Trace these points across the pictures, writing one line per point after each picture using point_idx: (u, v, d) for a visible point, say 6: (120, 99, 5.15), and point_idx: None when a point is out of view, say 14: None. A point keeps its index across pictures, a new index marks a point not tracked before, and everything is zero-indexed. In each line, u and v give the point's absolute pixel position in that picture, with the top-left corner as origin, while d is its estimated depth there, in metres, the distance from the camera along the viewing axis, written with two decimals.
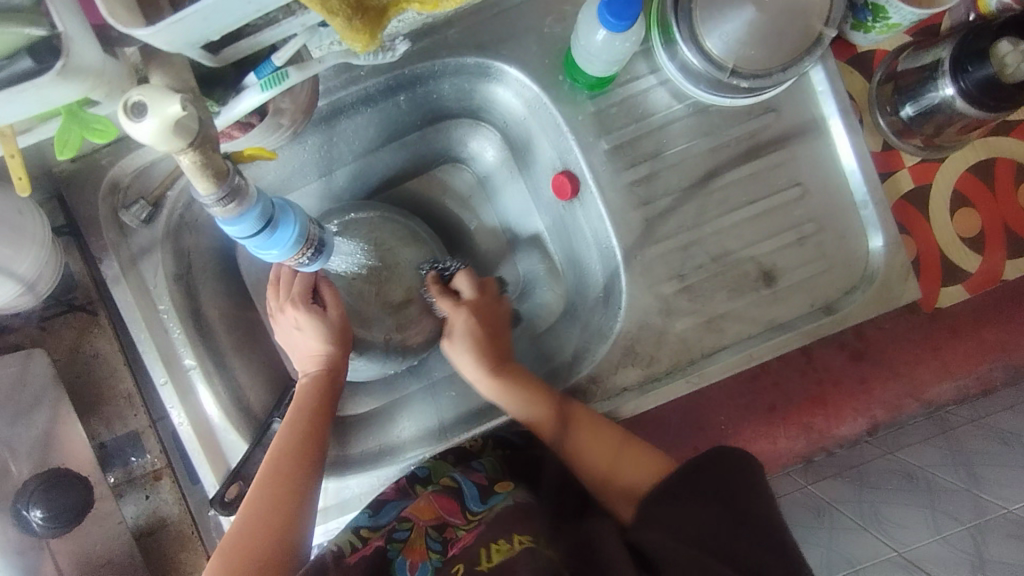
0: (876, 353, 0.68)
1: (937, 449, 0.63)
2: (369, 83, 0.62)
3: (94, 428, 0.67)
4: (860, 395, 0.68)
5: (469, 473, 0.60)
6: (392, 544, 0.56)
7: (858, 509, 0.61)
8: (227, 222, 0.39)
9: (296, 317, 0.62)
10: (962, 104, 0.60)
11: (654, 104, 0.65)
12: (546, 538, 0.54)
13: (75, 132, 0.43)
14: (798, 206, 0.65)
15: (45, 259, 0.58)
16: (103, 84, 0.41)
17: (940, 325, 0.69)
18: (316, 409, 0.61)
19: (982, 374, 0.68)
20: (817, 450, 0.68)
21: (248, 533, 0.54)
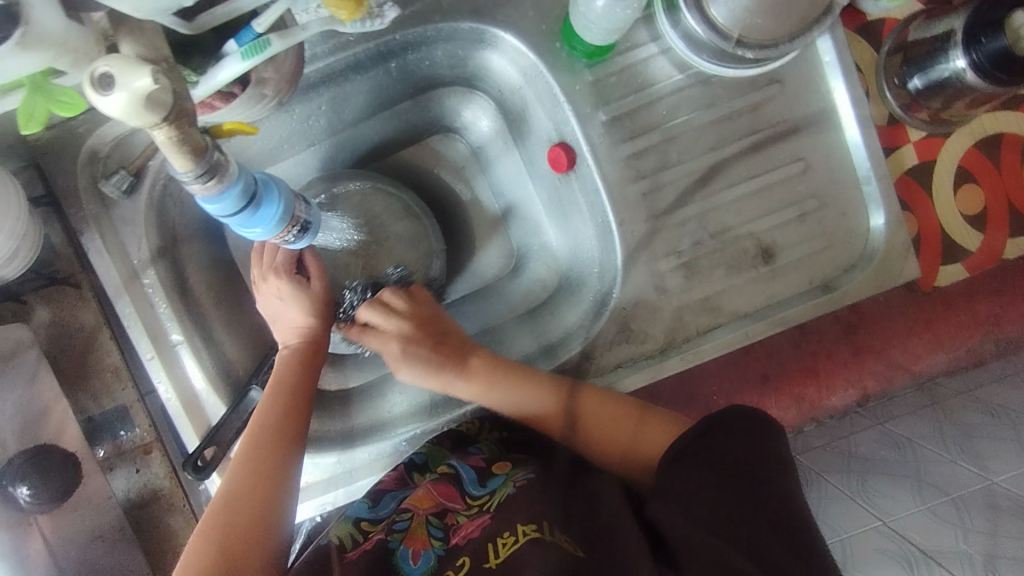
0: (869, 325, 0.68)
1: (926, 421, 0.64)
2: (358, 49, 0.59)
3: (82, 402, 0.66)
4: (852, 365, 0.67)
5: (467, 459, 0.60)
6: (394, 535, 0.54)
7: (845, 479, 0.63)
8: (207, 200, 0.37)
9: (279, 287, 0.62)
10: (972, 78, 0.58)
11: (655, 74, 0.62)
12: (554, 524, 0.52)
13: (41, 105, 0.40)
14: (800, 181, 0.64)
15: (23, 230, 0.57)
16: (69, 53, 0.39)
17: (933, 299, 0.67)
18: (297, 381, 0.60)
19: (974, 348, 0.67)
20: (808, 420, 0.68)
21: (231, 504, 0.53)
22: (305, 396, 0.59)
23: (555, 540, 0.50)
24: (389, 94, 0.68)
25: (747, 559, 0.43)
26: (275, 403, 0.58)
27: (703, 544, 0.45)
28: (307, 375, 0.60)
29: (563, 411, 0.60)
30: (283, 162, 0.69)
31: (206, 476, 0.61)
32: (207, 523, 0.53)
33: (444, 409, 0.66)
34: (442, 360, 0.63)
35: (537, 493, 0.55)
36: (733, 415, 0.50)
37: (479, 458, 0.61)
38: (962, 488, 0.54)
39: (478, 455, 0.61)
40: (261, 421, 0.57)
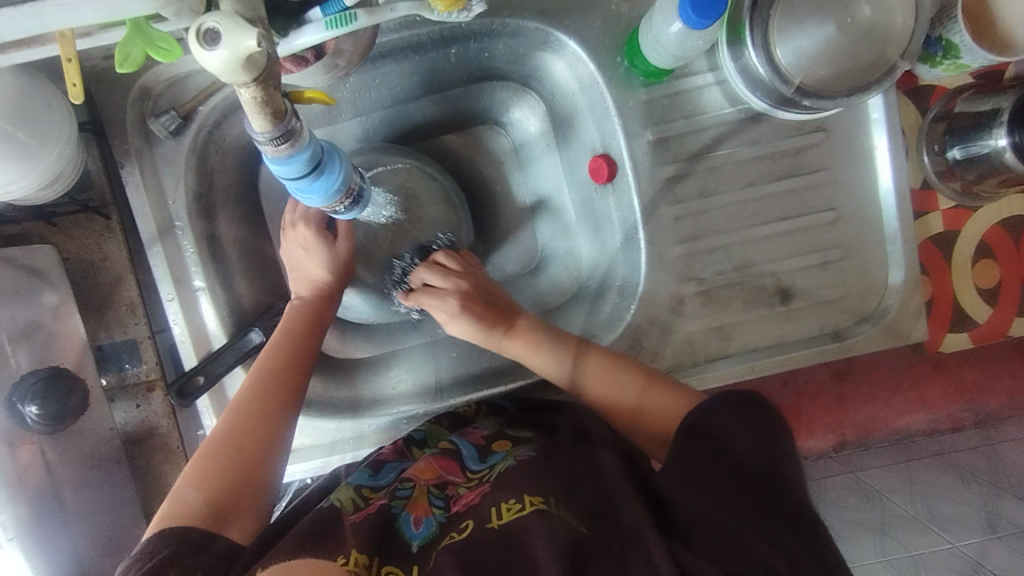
0: (858, 373, 0.69)
1: (894, 475, 0.73)
2: (424, 30, 0.60)
3: (94, 330, 0.67)
4: (835, 411, 0.69)
5: (468, 436, 0.61)
6: (396, 501, 0.55)
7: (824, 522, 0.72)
8: (276, 162, 0.38)
9: (305, 235, 0.62)
10: (1011, 158, 0.60)
11: (707, 103, 0.63)
12: (561, 499, 0.51)
13: (138, 46, 0.43)
14: (829, 230, 0.65)
15: (70, 153, 0.57)
16: (173, 4, 0.41)
17: (925, 359, 0.69)
18: (306, 329, 0.61)
19: (955, 413, 0.69)
20: None
21: (230, 437, 0.54)
22: (312, 346, 0.60)
23: (561, 512, 0.50)
24: (444, 78, 0.69)
25: (757, 538, 0.45)
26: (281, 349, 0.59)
27: (715, 524, 0.47)
28: (315, 327, 0.61)
29: (570, 368, 0.61)
30: (328, 128, 0.70)
31: (188, 401, 0.63)
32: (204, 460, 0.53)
33: (448, 395, 0.68)
34: (506, 320, 0.64)
35: (537, 470, 0.54)
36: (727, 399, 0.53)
37: (481, 435, 0.61)
38: (923, 546, 0.72)
39: (478, 432, 0.61)
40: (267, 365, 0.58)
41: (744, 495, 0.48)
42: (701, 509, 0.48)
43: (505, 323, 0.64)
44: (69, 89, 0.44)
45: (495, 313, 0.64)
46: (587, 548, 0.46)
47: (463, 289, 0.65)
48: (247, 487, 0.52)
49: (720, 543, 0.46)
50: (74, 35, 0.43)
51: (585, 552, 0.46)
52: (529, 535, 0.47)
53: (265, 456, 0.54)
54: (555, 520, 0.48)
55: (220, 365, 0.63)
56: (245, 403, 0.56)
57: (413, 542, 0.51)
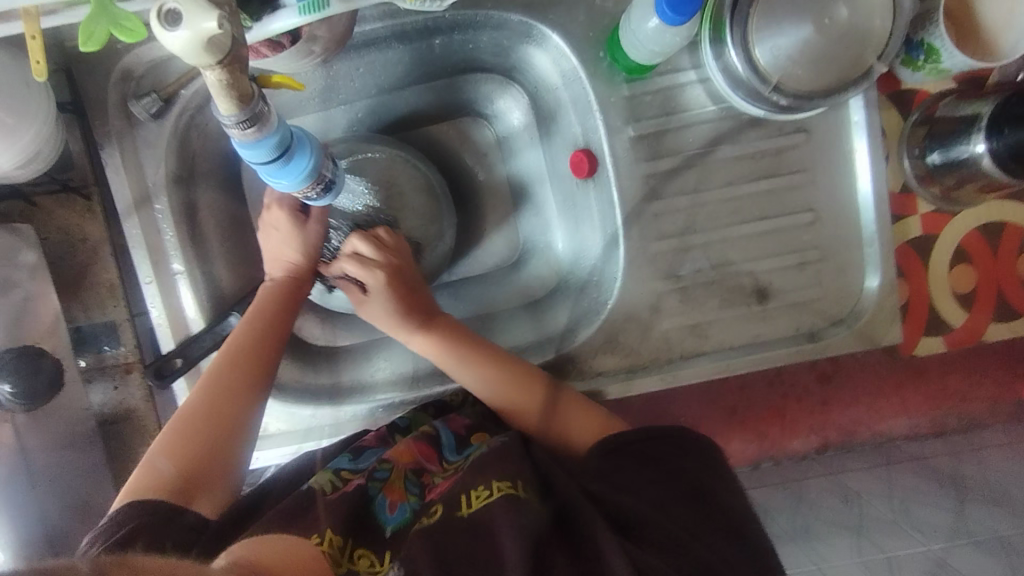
0: (843, 376, 0.69)
1: (877, 478, 0.71)
2: (407, 20, 0.60)
3: (73, 310, 0.67)
4: (818, 413, 0.69)
5: (450, 423, 0.61)
6: (373, 483, 0.56)
7: (793, 522, 0.72)
8: (244, 145, 0.38)
9: (275, 215, 0.62)
10: (988, 164, 0.60)
11: (688, 100, 0.64)
12: (529, 484, 0.52)
13: (103, 25, 0.42)
14: (807, 231, 0.66)
15: (49, 132, 0.57)
16: None
17: (907, 366, 0.69)
18: (277, 307, 0.61)
19: (936, 418, 0.69)
20: (767, 457, 0.69)
21: (202, 411, 0.55)
22: (282, 326, 0.60)
23: (527, 496, 0.50)
24: (428, 68, 0.69)
25: (688, 535, 0.49)
26: (252, 331, 0.59)
27: (657, 521, 0.49)
28: (287, 309, 0.62)
29: (541, 400, 0.61)
30: (312, 115, 0.70)
31: (168, 382, 0.63)
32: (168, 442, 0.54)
33: (424, 383, 0.68)
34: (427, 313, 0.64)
35: (504, 455, 0.54)
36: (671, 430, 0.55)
37: (462, 423, 0.62)
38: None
39: (460, 421, 0.62)
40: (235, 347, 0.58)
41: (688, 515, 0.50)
42: (646, 518, 0.49)
43: (422, 314, 0.63)
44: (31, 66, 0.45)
45: (416, 306, 0.63)
46: (547, 540, 0.47)
47: (388, 269, 0.63)
48: (211, 469, 0.53)
49: (664, 540, 0.48)
50: (38, 13, 0.44)
51: (547, 544, 0.47)
52: (494, 523, 0.48)
53: (230, 440, 0.55)
54: (522, 507, 0.49)
55: (198, 348, 0.63)
56: (213, 384, 0.56)
57: (386, 526, 0.53)
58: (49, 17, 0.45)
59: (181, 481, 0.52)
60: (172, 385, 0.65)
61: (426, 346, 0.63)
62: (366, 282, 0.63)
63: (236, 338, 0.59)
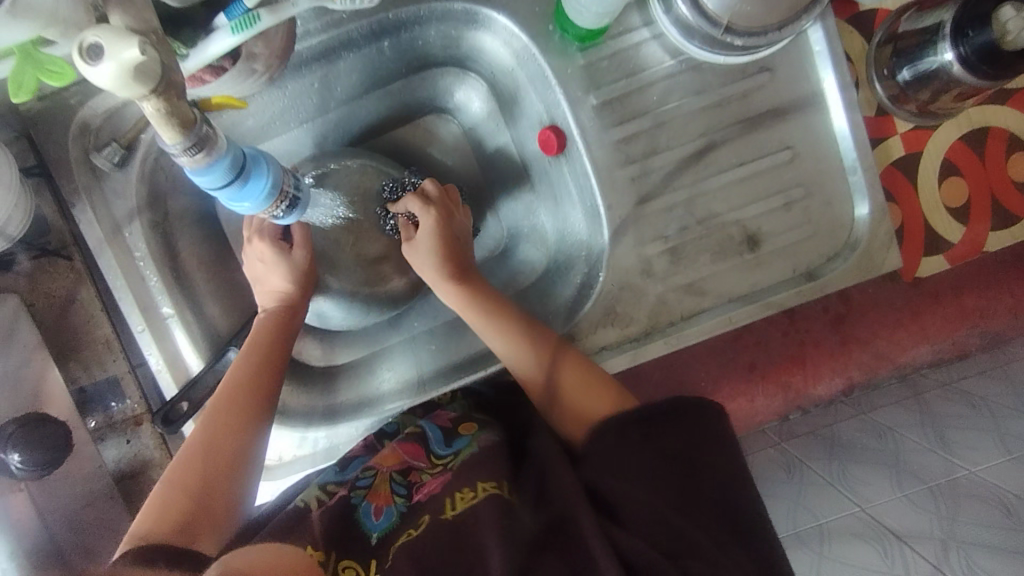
0: (858, 314, 0.68)
1: (909, 412, 0.68)
2: (351, 26, 0.60)
3: (73, 372, 0.67)
4: (838, 355, 0.68)
5: (435, 418, 0.63)
6: (356, 492, 0.57)
7: (827, 467, 0.68)
8: (197, 172, 0.38)
9: (261, 249, 0.63)
10: (959, 71, 0.59)
11: (646, 59, 0.63)
12: (512, 484, 0.56)
13: (31, 74, 0.41)
14: (788, 170, 0.64)
15: (14, 198, 0.57)
16: (58, 23, 0.38)
17: (922, 291, 0.68)
18: (271, 339, 0.61)
19: (959, 340, 0.69)
20: (794, 407, 0.69)
21: (203, 446, 0.55)
22: (278, 356, 0.60)
23: (514, 498, 0.54)
24: (382, 72, 0.68)
25: (685, 524, 0.49)
26: (249, 363, 0.59)
27: (646, 510, 0.50)
28: (281, 338, 0.61)
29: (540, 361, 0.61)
30: (275, 138, 0.69)
31: (174, 429, 0.62)
32: (170, 479, 0.53)
33: (430, 386, 0.67)
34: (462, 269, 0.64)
35: (495, 456, 0.58)
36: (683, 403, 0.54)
37: (447, 417, 0.63)
38: (938, 476, 0.61)
39: (446, 415, 0.63)
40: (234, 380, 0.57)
41: (684, 494, 0.51)
42: (637, 499, 0.51)
43: (457, 267, 0.64)
44: None
45: (457, 262, 0.64)
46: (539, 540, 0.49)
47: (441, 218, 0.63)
48: (213, 505, 0.52)
49: (648, 526, 0.49)
50: None
51: (538, 545, 0.49)
52: (478, 520, 0.52)
53: (232, 477, 0.54)
54: (503, 508, 0.53)
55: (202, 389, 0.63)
56: (212, 419, 0.56)
57: (372, 533, 0.54)
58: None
59: (184, 519, 0.50)
60: (181, 429, 0.65)
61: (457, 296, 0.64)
62: (419, 217, 0.63)
63: (236, 370, 0.58)
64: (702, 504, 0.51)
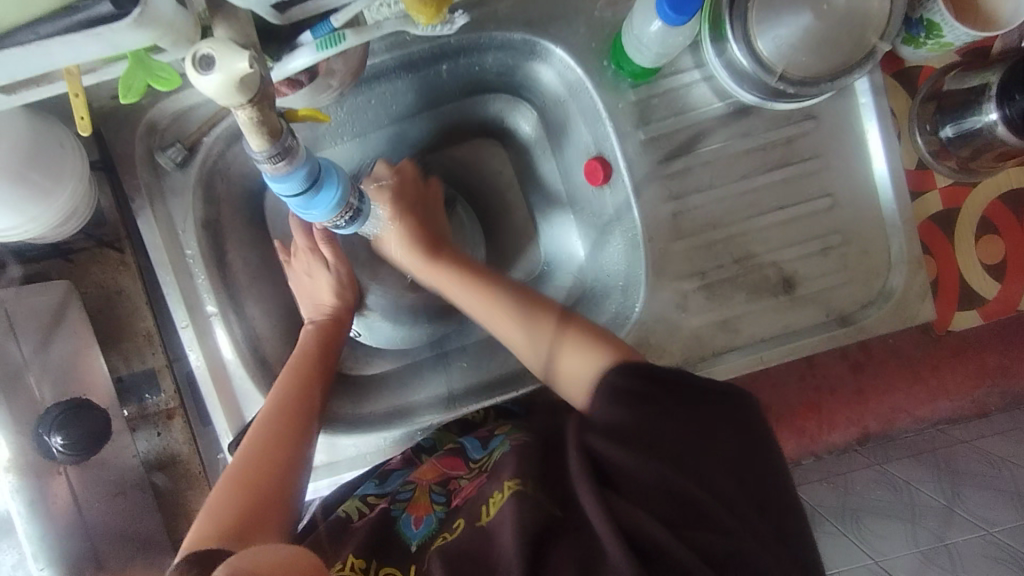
0: (877, 363, 0.67)
1: (926, 467, 0.67)
2: (414, 49, 0.62)
3: (115, 362, 0.69)
4: (855, 404, 0.67)
5: (473, 433, 0.64)
6: (396, 504, 0.58)
7: (841, 517, 0.67)
8: (276, 178, 0.40)
9: (308, 263, 0.67)
10: (1002, 131, 0.60)
11: (695, 99, 0.65)
12: (537, 481, 0.53)
13: (140, 77, 0.42)
14: (827, 216, 0.66)
15: (83, 192, 0.59)
16: (171, 33, 0.38)
17: (943, 344, 0.68)
18: (318, 356, 0.63)
19: (978, 398, 0.68)
20: (806, 454, 0.68)
21: (258, 453, 0.56)
22: (324, 368, 0.62)
23: (536, 491, 0.51)
24: (437, 94, 0.70)
25: (714, 501, 0.46)
26: (298, 372, 0.61)
27: (650, 476, 0.47)
28: (329, 355, 0.64)
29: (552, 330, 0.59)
30: (329, 151, 0.71)
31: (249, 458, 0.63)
32: (225, 487, 0.54)
33: (462, 402, 0.69)
34: (433, 246, 0.66)
35: (522, 453, 0.56)
36: (667, 369, 0.51)
37: (484, 431, 0.64)
38: (958, 535, 0.62)
39: (483, 429, 0.65)
40: (287, 391, 0.59)
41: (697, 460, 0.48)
42: (650, 473, 0.47)
43: (427, 245, 0.66)
44: (75, 123, 0.43)
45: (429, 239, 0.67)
46: (550, 529, 0.48)
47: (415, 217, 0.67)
48: (268, 505, 0.53)
49: (652, 493, 0.47)
50: (79, 72, 0.43)
51: (553, 532, 0.47)
52: (504, 518, 0.49)
53: (284, 476, 0.55)
54: (528, 500, 0.50)
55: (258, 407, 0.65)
56: (268, 422, 0.57)
57: (412, 541, 0.55)
58: (89, 75, 0.43)
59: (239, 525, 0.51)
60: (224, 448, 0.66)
61: (431, 279, 0.66)
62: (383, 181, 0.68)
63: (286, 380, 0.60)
64: (726, 474, 0.48)
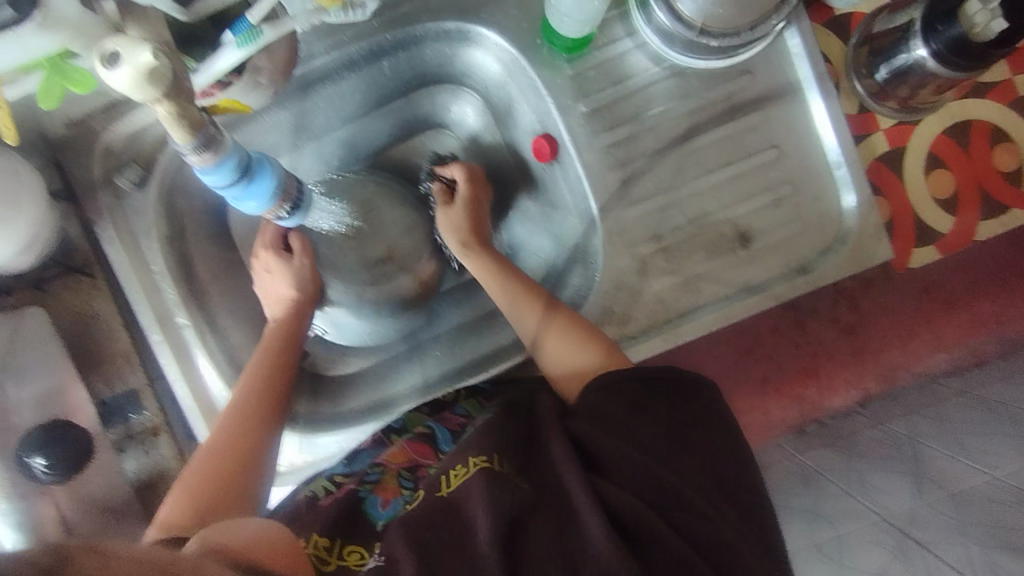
0: (870, 324, 0.68)
1: (925, 419, 0.65)
2: (351, 48, 0.64)
3: (95, 386, 0.69)
4: (852, 365, 0.68)
5: (445, 421, 0.64)
6: (364, 485, 0.60)
7: (845, 475, 0.65)
8: (205, 171, 0.42)
9: (267, 260, 0.66)
10: (933, 65, 0.61)
11: (632, 67, 0.66)
12: (503, 455, 0.55)
13: (56, 82, 0.45)
14: (775, 167, 0.67)
15: (43, 217, 0.61)
16: (82, 37, 0.40)
17: (932, 297, 0.68)
18: (281, 351, 0.63)
19: (976, 347, 0.68)
20: (810, 420, 0.69)
21: (222, 451, 0.57)
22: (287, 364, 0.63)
23: (504, 470, 0.53)
24: (383, 91, 0.72)
25: (697, 495, 0.48)
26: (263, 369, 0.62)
27: (640, 467, 0.49)
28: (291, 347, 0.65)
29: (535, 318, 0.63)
30: (285, 158, 0.73)
31: None
32: (189, 479, 0.56)
33: (436, 388, 0.70)
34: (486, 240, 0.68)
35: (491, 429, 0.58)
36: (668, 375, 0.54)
37: (457, 421, 0.64)
38: (964, 480, 0.58)
39: (456, 418, 0.64)
40: (249, 383, 0.60)
41: (685, 459, 0.50)
42: (642, 467, 0.49)
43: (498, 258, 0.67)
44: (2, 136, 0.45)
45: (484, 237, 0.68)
46: (523, 508, 0.49)
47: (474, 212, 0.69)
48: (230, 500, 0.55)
49: (636, 478, 0.49)
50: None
51: (526, 516, 0.49)
52: (467, 492, 0.52)
53: (248, 473, 0.57)
54: (496, 479, 0.52)
55: None
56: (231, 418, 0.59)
57: (379, 521, 0.58)
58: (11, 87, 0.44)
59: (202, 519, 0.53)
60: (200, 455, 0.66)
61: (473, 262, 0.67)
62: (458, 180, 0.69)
63: (250, 373, 0.62)
64: (704, 472, 0.50)
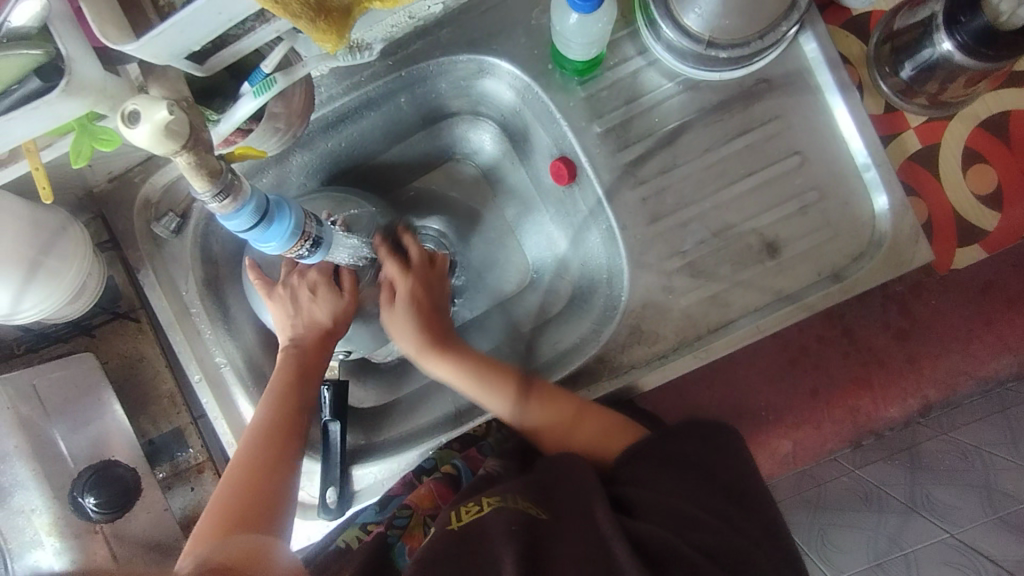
0: (923, 329, 0.66)
1: (995, 426, 0.61)
2: (370, 88, 0.66)
3: (144, 425, 0.73)
4: (909, 373, 0.65)
5: (471, 462, 0.68)
6: (393, 530, 0.63)
7: (908, 492, 0.62)
8: (227, 217, 0.45)
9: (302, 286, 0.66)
10: (961, 58, 0.58)
11: (645, 84, 0.66)
12: (516, 494, 0.54)
13: (86, 143, 0.47)
14: (798, 174, 0.65)
15: (89, 269, 0.64)
16: (106, 99, 0.44)
17: (994, 296, 0.65)
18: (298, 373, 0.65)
19: None
20: (866, 433, 0.66)
21: (245, 474, 0.59)
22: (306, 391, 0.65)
23: (521, 504, 0.52)
24: (402, 126, 0.74)
25: (724, 525, 0.51)
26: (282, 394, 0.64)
27: (669, 500, 0.52)
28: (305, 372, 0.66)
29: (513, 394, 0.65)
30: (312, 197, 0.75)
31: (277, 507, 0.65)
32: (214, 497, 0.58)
33: (468, 416, 0.70)
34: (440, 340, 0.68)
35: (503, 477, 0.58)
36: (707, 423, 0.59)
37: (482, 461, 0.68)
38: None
39: (480, 457, 0.68)
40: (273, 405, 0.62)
41: (710, 495, 0.53)
42: (678, 506, 0.51)
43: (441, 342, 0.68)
44: (39, 195, 0.49)
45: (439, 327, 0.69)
46: (546, 532, 0.49)
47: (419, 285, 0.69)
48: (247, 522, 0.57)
49: (660, 511, 0.51)
50: (37, 148, 0.48)
51: (537, 534, 0.49)
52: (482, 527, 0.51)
53: (272, 501, 0.59)
54: (508, 511, 0.51)
55: None
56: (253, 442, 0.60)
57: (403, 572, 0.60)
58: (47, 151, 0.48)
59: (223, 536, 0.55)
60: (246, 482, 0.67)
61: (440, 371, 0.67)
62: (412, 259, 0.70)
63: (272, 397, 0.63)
64: (728, 500, 0.54)
